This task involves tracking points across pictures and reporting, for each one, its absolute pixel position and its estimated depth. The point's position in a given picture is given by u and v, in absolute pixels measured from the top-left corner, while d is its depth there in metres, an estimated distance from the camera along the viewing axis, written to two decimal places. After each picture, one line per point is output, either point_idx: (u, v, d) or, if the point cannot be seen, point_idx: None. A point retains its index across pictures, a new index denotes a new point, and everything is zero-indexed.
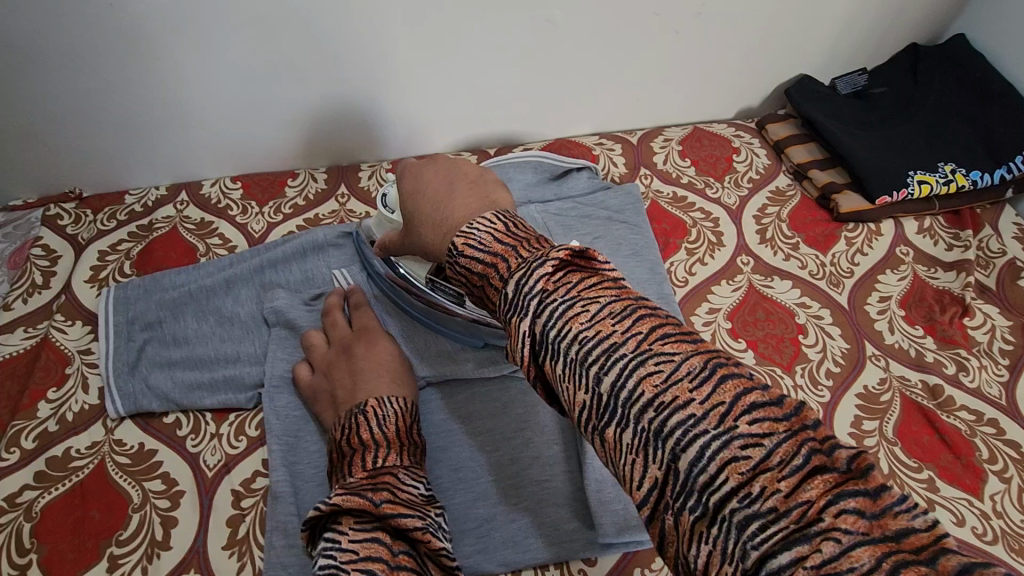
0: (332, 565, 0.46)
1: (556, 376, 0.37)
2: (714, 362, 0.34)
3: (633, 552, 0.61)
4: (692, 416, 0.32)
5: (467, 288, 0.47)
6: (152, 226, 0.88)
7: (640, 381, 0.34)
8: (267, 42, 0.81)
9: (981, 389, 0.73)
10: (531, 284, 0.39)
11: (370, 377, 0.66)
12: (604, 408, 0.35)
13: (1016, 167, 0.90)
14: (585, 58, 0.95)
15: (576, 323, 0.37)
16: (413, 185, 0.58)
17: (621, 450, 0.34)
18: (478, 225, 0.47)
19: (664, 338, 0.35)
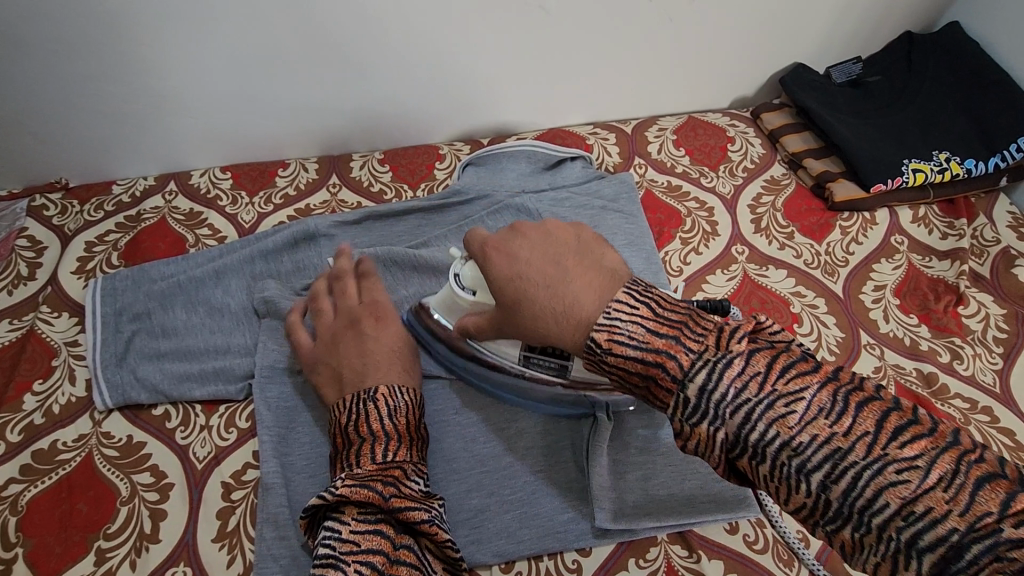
0: (331, 555, 0.50)
1: (757, 473, 0.42)
2: (963, 460, 0.37)
3: (628, 541, 0.61)
4: (950, 527, 0.36)
5: (618, 380, 0.48)
6: (140, 217, 0.86)
7: (881, 491, 0.38)
8: (258, 30, 0.80)
9: (975, 377, 0.73)
10: (724, 386, 0.42)
11: (378, 363, 0.64)
12: (835, 509, 0.40)
13: (1010, 155, 0.90)
14: (579, 47, 0.94)
15: (786, 427, 0.41)
16: (505, 263, 0.54)
17: (864, 548, 0.39)
18: (619, 314, 0.46)
19: (897, 440, 0.39)
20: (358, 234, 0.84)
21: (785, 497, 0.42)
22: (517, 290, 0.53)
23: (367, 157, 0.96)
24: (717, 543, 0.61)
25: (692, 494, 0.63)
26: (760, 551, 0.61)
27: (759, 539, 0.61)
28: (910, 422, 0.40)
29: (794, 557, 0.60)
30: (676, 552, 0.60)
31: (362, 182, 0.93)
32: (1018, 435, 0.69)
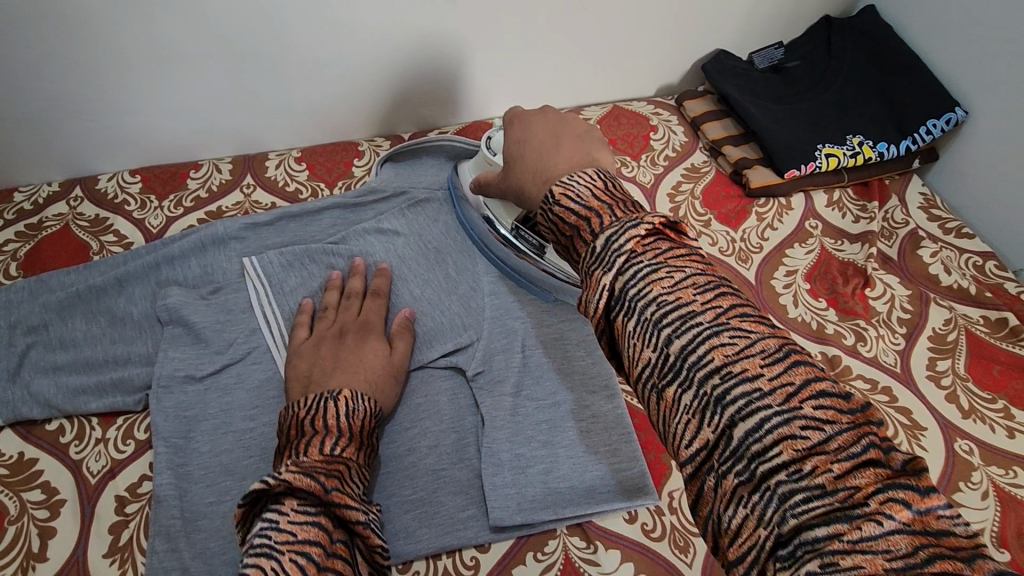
0: (265, 546, 0.44)
1: (623, 333, 0.40)
2: (788, 347, 0.37)
3: (527, 536, 0.61)
4: (759, 390, 0.35)
5: (554, 237, 0.48)
6: (42, 225, 0.84)
7: (710, 349, 0.37)
8: (154, 32, 0.78)
9: (877, 358, 0.75)
10: (622, 241, 0.41)
11: (354, 370, 0.64)
12: (670, 365, 0.38)
13: (922, 138, 0.91)
14: (496, 38, 0.92)
15: (658, 286, 0.39)
16: (518, 130, 0.61)
17: (677, 409, 0.37)
18: (578, 178, 0.48)
19: (742, 315, 0.38)
20: (270, 235, 0.82)
21: (634, 355, 0.40)
22: (517, 156, 0.59)
23: (284, 156, 0.94)
24: (615, 533, 0.62)
25: (593, 485, 0.64)
26: (658, 539, 0.62)
27: (657, 527, 0.62)
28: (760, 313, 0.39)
29: (690, 543, 0.61)
30: (574, 544, 0.61)
31: (277, 182, 0.91)
32: (915, 414, 0.70)
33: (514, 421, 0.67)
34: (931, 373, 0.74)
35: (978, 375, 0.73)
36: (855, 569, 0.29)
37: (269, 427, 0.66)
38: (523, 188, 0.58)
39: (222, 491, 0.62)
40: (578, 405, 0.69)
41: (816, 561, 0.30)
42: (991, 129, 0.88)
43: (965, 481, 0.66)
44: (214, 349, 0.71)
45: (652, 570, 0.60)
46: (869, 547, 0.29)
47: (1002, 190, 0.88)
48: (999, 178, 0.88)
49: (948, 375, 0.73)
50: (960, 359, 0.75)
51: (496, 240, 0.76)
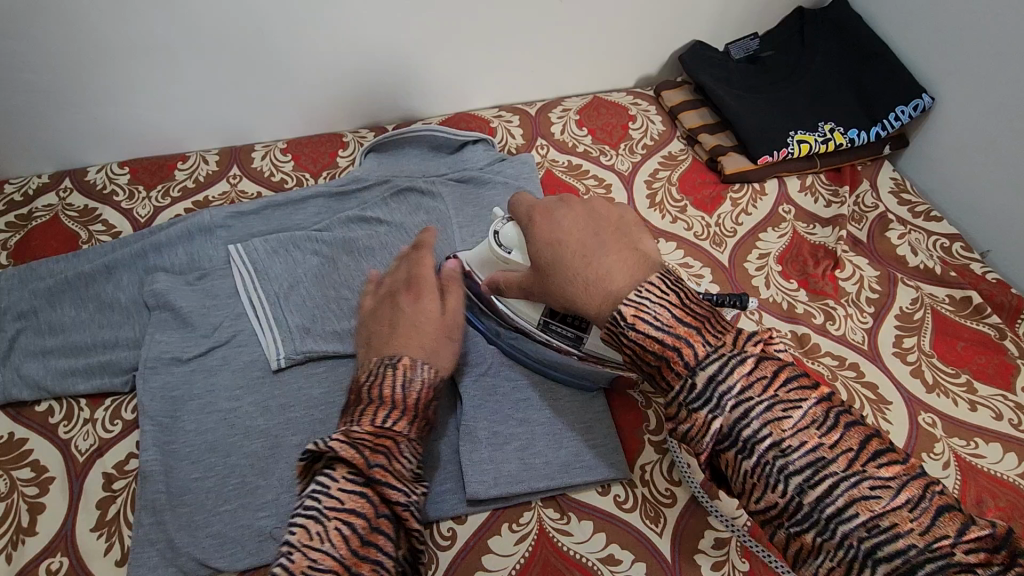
0: (315, 509, 0.50)
1: (738, 469, 0.46)
2: (928, 489, 0.42)
3: (502, 508, 0.63)
4: (908, 541, 0.40)
5: (633, 358, 0.52)
6: (32, 215, 0.86)
7: (853, 502, 0.42)
8: (136, 24, 0.80)
9: (846, 336, 0.77)
10: (733, 381, 0.47)
11: (411, 335, 0.64)
12: (804, 513, 0.43)
13: (891, 124, 0.93)
14: (475, 31, 0.94)
15: (780, 430, 0.45)
16: (547, 230, 0.61)
17: (819, 554, 0.43)
18: (648, 294, 0.52)
19: (875, 460, 0.43)
20: (255, 223, 0.84)
21: (757, 492, 0.45)
22: (551, 259, 0.59)
23: (270, 148, 0.96)
24: (588, 505, 0.64)
25: (567, 459, 0.66)
26: (629, 510, 0.64)
27: (629, 499, 0.65)
28: (888, 447, 0.44)
29: (661, 514, 0.64)
30: (548, 515, 0.63)
31: (262, 172, 0.93)
32: (880, 389, 0.73)
33: (492, 400, 0.69)
34: (897, 349, 0.76)
35: (944, 352, 0.76)
36: None
37: (253, 406, 0.68)
38: (565, 294, 0.58)
39: (207, 467, 0.64)
40: (554, 384, 0.71)
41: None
42: (957, 115, 0.91)
43: (928, 452, 0.68)
44: (200, 332, 0.73)
45: (623, 538, 0.62)
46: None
47: (973, 177, 0.90)
48: (1000, 179, 0.86)
49: (914, 351, 0.76)
50: (926, 336, 0.77)
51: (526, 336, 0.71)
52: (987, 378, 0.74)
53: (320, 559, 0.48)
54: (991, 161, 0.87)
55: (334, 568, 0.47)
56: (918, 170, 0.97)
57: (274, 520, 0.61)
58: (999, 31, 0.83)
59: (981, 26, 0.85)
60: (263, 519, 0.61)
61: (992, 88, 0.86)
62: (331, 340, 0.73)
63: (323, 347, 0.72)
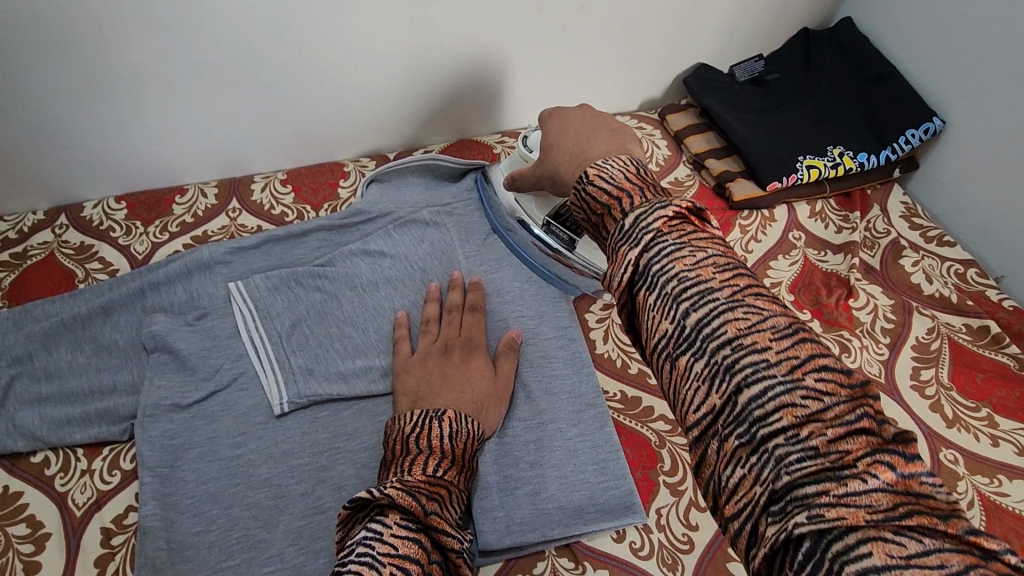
0: (368, 554, 0.44)
1: (642, 304, 0.42)
2: (798, 326, 0.39)
3: (515, 559, 0.61)
4: (766, 361, 0.37)
5: (585, 216, 0.51)
6: (27, 254, 0.84)
7: (725, 323, 0.39)
8: (132, 57, 0.78)
9: (863, 368, 0.75)
10: (650, 219, 0.43)
11: (458, 393, 0.65)
12: (682, 336, 0.40)
13: (901, 147, 0.91)
14: (476, 56, 0.93)
15: (681, 263, 0.41)
16: (556, 120, 0.66)
17: (688, 377, 0.39)
18: (612, 163, 0.50)
19: (757, 296, 0.40)
20: (256, 259, 0.82)
21: (651, 323, 0.41)
22: (553, 143, 0.65)
23: (270, 179, 0.94)
24: (603, 552, 0.62)
25: (581, 505, 0.64)
26: (645, 558, 0.62)
27: (645, 545, 0.63)
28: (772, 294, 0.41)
29: (678, 561, 0.62)
30: (562, 565, 0.61)
31: (262, 205, 0.91)
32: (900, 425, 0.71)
33: (502, 443, 0.67)
34: (915, 382, 0.74)
35: (962, 384, 0.74)
36: (836, 520, 0.32)
37: (256, 453, 0.66)
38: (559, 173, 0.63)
39: (210, 520, 0.62)
40: (565, 425, 0.69)
41: (805, 515, 0.32)
42: (964, 138, 0.90)
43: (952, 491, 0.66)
44: (201, 376, 0.71)
45: None
46: (853, 502, 0.32)
47: (983, 200, 0.89)
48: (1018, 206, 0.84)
49: (932, 384, 0.74)
50: (944, 367, 0.75)
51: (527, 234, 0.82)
52: (1008, 412, 0.72)
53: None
54: (1000, 186, 0.86)
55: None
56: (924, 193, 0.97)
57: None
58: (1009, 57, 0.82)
59: (989, 51, 0.84)
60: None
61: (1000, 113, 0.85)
62: (335, 382, 0.71)
63: (327, 389, 0.70)
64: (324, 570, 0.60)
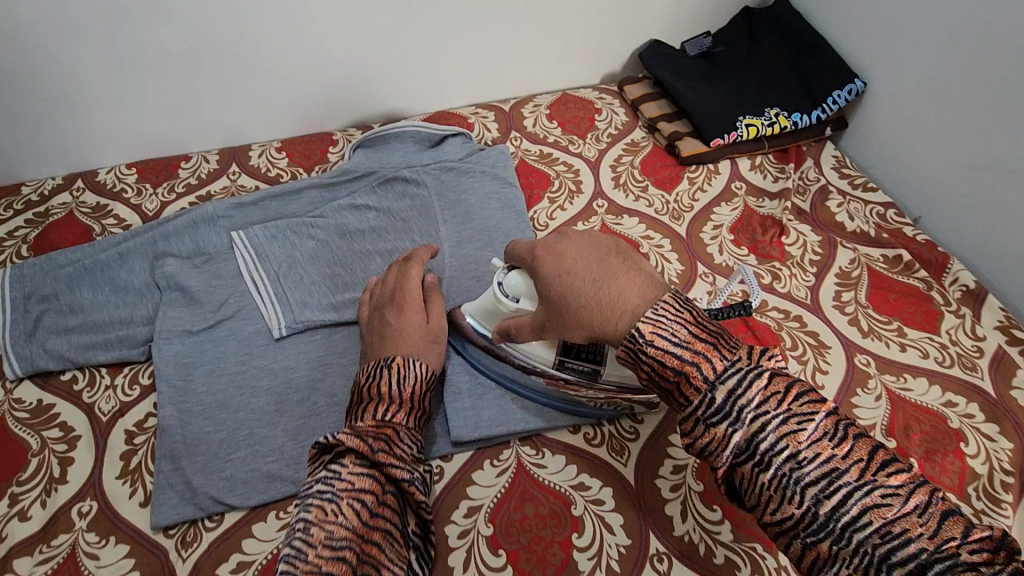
0: (329, 492, 0.55)
1: (754, 482, 0.47)
2: (932, 495, 0.43)
3: (484, 448, 0.71)
4: (919, 544, 0.41)
5: (651, 377, 0.53)
6: (49, 212, 0.93)
7: (866, 510, 0.43)
8: (140, 34, 0.88)
9: (791, 293, 0.86)
10: (747, 392, 0.48)
11: (397, 340, 0.68)
12: (820, 523, 0.44)
13: (830, 107, 1.03)
14: (449, 35, 1.04)
15: (794, 441, 0.46)
16: (553, 263, 0.61)
17: (837, 562, 0.44)
18: (665, 312, 0.53)
19: (884, 470, 0.44)
20: (255, 213, 0.92)
21: (777, 506, 0.46)
22: (563, 291, 0.59)
23: (265, 147, 1.05)
24: (560, 442, 0.72)
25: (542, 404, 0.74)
26: (597, 445, 0.72)
27: (597, 436, 0.72)
28: (893, 458, 0.45)
29: (625, 448, 0.71)
30: (525, 452, 0.71)
31: (259, 168, 1.01)
32: (821, 336, 0.81)
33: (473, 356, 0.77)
34: (836, 303, 0.85)
35: (877, 303, 0.84)
36: None
37: (258, 368, 0.76)
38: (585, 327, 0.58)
39: (219, 422, 0.71)
40: None
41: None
42: (916, 129, 0.97)
43: (863, 387, 0.76)
44: (208, 308, 0.81)
45: (591, 469, 0.70)
46: None
47: (903, 146, 0.99)
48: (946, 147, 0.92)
49: (851, 304, 0.84)
50: (863, 290, 0.86)
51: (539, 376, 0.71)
52: (917, 324, 0.82)
53: (336, 530, 0.53)
54: (930, 150, 0.95)
55: (349, 536, 0.53)
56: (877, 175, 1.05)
57: (279, 464, 0.68)
58: (960, 46, 0.87)
59: (944, 45, 0.90)
60: (270, 464, 0.68)
61: (952, 109, 0.90)
62: (327, 310, 0.81)
63: (320, 316, 0.80)
64: None
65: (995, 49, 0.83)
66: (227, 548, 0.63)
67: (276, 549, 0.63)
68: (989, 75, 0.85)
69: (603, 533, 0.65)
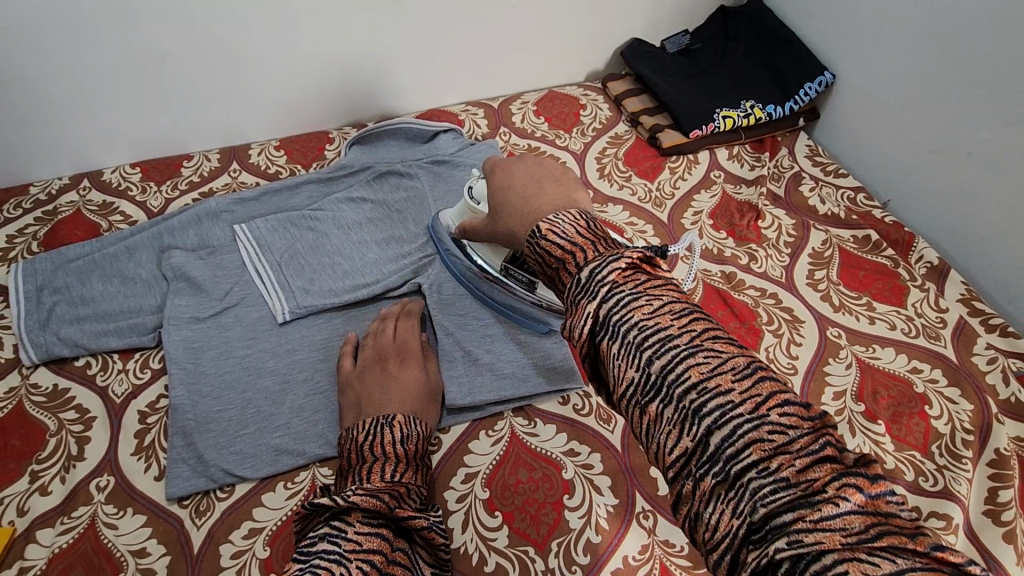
0: (336, 553, 0.50)
1: (609, 356, 0.43)
2: (756, 365, 0.40)
3: (480, 420, 0.76)
4: (730, 401, 0.38)
5: (541, 269, 0.52)
6: (57, 210, 0.97)
7: (687, 368, 0.40)
8: (142, 34, 0.92)
9: (767, 272, 0.91)
10: (605, 272, 0.45)
11: (396, 397, 0.71)
12: (650, 384, 0.41)
13: (801, 99, 1.08)
14: (439, 36, 1.08)
15: (638, 312, 0.43)
16: (502, 177, 0.64)
17: (660, 423, 0.40)
18: (564, 217, 0.52)
19: (714, 338, 0.41)
20: (256, 207, 0.96)
21: (620, 376, 0.42)
22: (502, 201, 0.63)
23: (265, 146, 1.09)
24: (551, 413, 0.76)
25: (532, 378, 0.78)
26: (585, 415, 0.76)
27: (586, 406, 0.77)
28: (728, 334, 0.42)
29: (612, 416, 0.76)
30: (518, 423, 0.75)
31: (259, 166, 1.05)
32: (796, 311, 0.86)
33: (466, 335, 0.82)
34: (810, 280, 0.90)
35: (848, 280, 0.90)
36: (815, 544, 0.32)
37: (263, 351, 0.80)
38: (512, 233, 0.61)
39: (227, 401, 0.75)
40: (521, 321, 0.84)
41: (784, 541, 0.33)
42: (913, 131, 0.97)
43: (834, 357, 0.81)
44: (213, 295, 0.84)
45: (581, 436, 0.74)
46: (829, 526, 0.33)
47: (881, 140, 1.03)
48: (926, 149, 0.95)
49: (823, 281, 0.90)
50: (834, 268, 0.91)
51: (489, 281, 0.81)
52: (885, 298, 0.87)
53: None
54: (917, 152, 0.97)
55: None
56: (872, 175, 1.06)
57: (286, 439, 0.72)
58: (948, 46, 0.89)
59: (943, 47, 0.90)
60: (277, 438, 0.72)
61: (950, 110, 0.91)
62: (324, 295, 0.85)
63: (320, 302, 0.84)
64: (322, 433, 0.73)
65: (992, 53, 0.84)
66: (238, 516, 0.67)
67: (285, 516, 0.67)
68: (986, 74, 0.85)
69: (592, 495, 0.69)
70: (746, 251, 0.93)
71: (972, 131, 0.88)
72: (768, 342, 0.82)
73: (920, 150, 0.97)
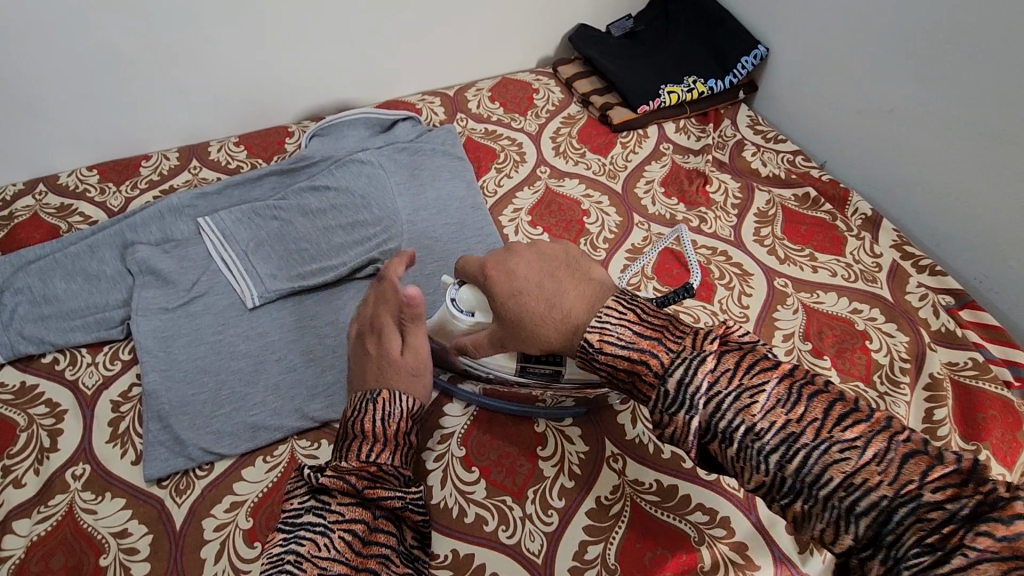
0: (320, 524, 0.55)
1: (725, 456, 0.46)
2: (894, 441, 0.42)
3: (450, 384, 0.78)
4: (883, 494, 0.40)
5: (609, 377, 0.54)
6: (13, 215, 0.96)
7: (828, 467, 0.42)
8: (95, 37, 0.92)
9: (717, 232, 0.96)
10: (699, 377, 0.47)
11: (381, 369, 0.65)
12: (789, 485, 0.43)
13: (740, 72, 1.15)
14: (393, 29, 1.11)
15: (748, 415, 0.45)
16: (504, 283, 0.60)
17: (810, 519, 0.43)
18: (609, 318, 0.53)
19: (840, 424, 0.43)
20: (219, 201, 0.96)
21: (746, 474, 0.45)
22: (515, 304, 0.59)
23: (224, 142, 1.10)
24: None
25: None
26: None
27: None
28: (852, 409, 0.44)
29: None
30: None
31: (219, 162, 1.06)
32: (744, 265, 0.91)
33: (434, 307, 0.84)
34: (757, 237, 0.95)
35: (792, 235, 0.96)
36: None
37: (234, 335, 0.81)
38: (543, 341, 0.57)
39: (200, 385, 0.76)
40: None
41: None
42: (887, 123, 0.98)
43: (783, 304, 0.87)
44: (179, 286, 0.85)
45: None
46: None
47: (846, 124, 1.05)
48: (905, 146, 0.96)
49: (769, 237, 0.95)
50: (779, 225, 0.97)
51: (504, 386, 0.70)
52: (825, 248, 0.94)
53: (330, 565, 0.53)
54: (900, 152, 0.97)
55: (344, 570, 0.53)
56: (850, 170, 1.06)
57: (263, 416, 0.74)
58: (894, 29, 0.93)
59: (923, 41, 0.89)
60: (253, 416, 0.74)
61: (931, 103, 0.91)
62: (295, 278, 0.86)
63: (288, 284, 0.85)
64: (297, 408, 0.75)
65: (967, 51, 0.84)
66: (219, 491, 0.68)
67: (266, 487, 0.69)
68: (948, 63, 0.87)
69: (564, 444, 0.73)
70: (697, 215, 0.99)
71: (954, 129, 0.88)
72: (721, 293, 0.87)
73: (905, 149, 0.96)
